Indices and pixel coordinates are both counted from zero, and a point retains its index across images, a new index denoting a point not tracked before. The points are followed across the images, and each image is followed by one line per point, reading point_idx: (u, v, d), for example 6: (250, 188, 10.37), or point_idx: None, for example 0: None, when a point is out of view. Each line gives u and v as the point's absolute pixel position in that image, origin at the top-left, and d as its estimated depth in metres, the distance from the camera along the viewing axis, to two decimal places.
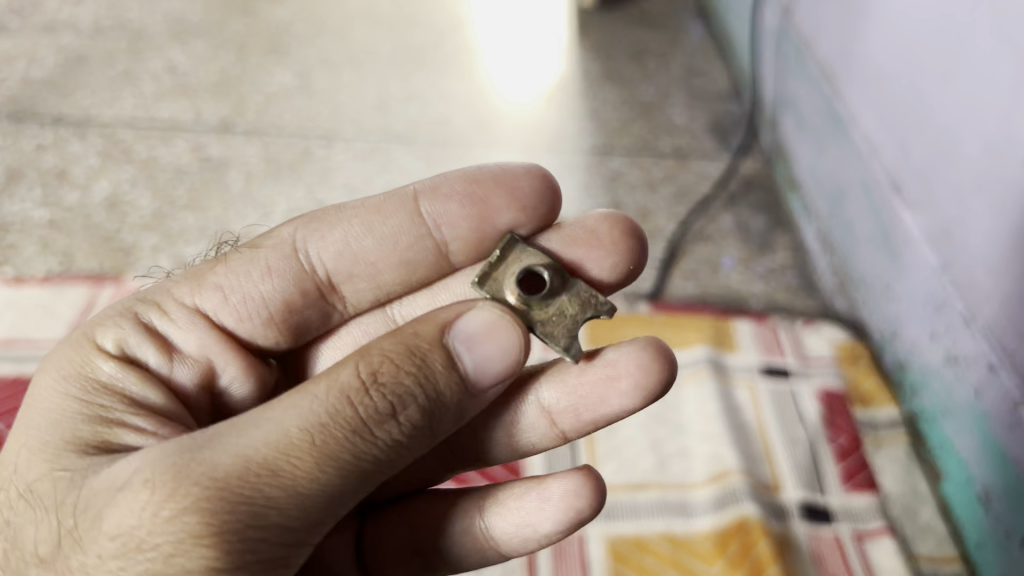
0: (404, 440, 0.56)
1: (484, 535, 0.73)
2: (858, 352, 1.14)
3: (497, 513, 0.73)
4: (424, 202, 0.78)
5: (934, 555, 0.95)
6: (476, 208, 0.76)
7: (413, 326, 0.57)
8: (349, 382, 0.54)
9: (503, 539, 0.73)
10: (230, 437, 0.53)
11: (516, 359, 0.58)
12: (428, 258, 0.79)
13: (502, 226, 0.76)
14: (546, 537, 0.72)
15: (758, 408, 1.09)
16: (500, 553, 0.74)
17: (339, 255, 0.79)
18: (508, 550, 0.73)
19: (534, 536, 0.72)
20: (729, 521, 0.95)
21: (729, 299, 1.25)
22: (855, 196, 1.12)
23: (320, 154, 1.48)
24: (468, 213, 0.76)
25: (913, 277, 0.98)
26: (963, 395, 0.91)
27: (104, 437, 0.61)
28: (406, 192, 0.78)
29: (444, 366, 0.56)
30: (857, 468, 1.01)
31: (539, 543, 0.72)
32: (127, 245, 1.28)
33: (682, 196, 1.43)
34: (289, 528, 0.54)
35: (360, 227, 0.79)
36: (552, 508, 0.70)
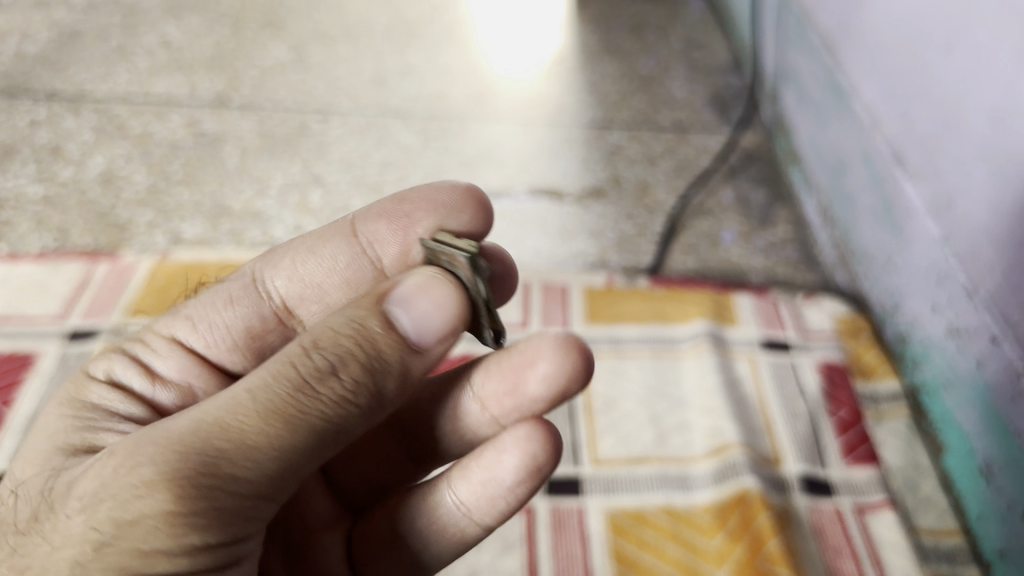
0: (353, 399, 0.57)
1: (453, 505, 0.72)
2: (858, 325, 1.14)
3: (461, 480, 0.71)
4: (359, 224, 0.79)
5: (935, 528, 0.94)
6: (401, 223, 0.76)
7: (357, 302, 0.60)
8: (292, 352, 0.56)
9: (471, 504, 0.71)
10: (191, 410, 0.56)
11: (455, 314, 0.58)
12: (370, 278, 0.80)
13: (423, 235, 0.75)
14: (511, 492, 0.70)
15: (758, 381, 1.09)
16: (477, 524, 0.72)
17: (288, 278, 0.81)
18: (479, 516, 0.72)
19: (499, 492, 0.70)
20: (729, 494, 0.96)
21: (728, 273, 1.25)
22: (856, 167, 1.11)
23: (315, 129, 1.48)
24: (393, 230, 0.77)
25: (915, 248, 0.97)
26: (965, 367, 0.90)
27: (90, 441, 0.64)
28: (342, 219, 0.81)
29: (382, 329, 0.57)
30: (857, 441, 1.01)
31: (508, 502, 0.71)
32: (122, 222, 1.28)
33: (682, 169, 1.42)
34: (244, 480, 0.54)
35: (306, 253, 0.81)
36: (502, 462, 0.69)
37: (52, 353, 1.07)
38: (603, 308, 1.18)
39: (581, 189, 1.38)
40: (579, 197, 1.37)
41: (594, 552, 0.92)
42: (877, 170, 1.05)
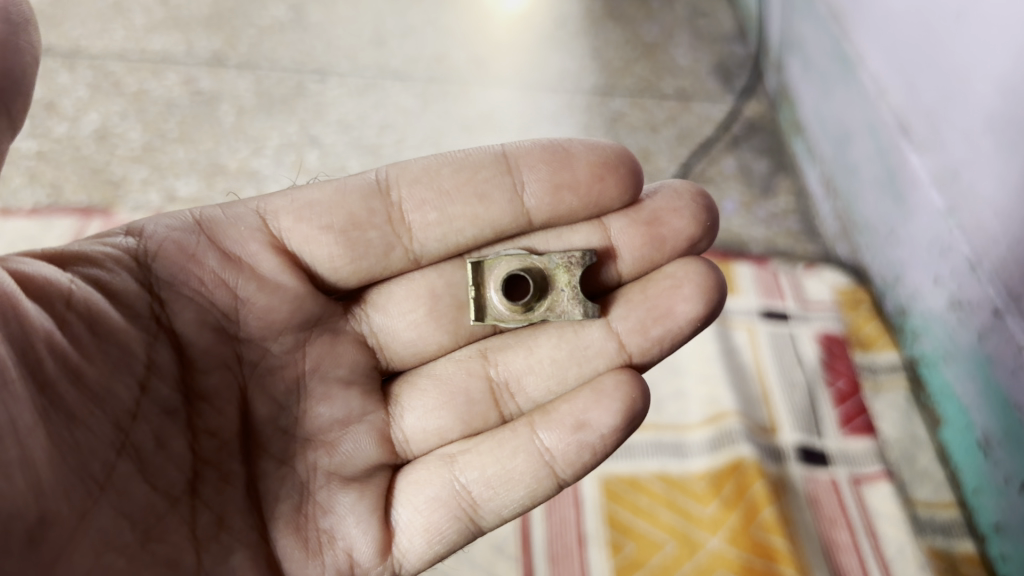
0: (15, 42, 0.60)
1: (535, 450, 0.71)
2: (858, 296, 1.15)
3: (548, 426, 0.71)
4: (513, 156, 0.78)
5: (931, 501, 0.99)
6: (557, 160, 0.77)
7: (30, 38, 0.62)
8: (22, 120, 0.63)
9: (556, 449, 0.71)
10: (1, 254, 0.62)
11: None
12: (504, 217, 0.78)
13: (582, 168, 0.77)
14: (604, 440, 0.71)
15: (757, 351, 1.10)
16: (553, 477, 0.71)
17: (415, 180, 0.78)
18: (563, 465, 0.71)
19: (591, 440, 0.71)
20: (725, 462, 0.99)
21: (728, 243, 1.26)
22: (861, 139, 1.11)
23: (313, 90, 1.46)
24: (546, 160, 0.77)
25: (919, 221, 0.98)
26: (966, 339, 0.93)
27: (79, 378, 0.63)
28: (487, 147, 0.79)
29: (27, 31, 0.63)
30: (854, 412, 1.05)
31: (595, 452, 0.71)
32: (116, 178, 1.30)
33: (685, 138, 1.41)
34: None
35: (443, 164, 0.78)
36: (604, 409, 0.71)
37: None
38: None
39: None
40: None
41: (588, 518, 0.96)
42: (881, 142, 1.05)
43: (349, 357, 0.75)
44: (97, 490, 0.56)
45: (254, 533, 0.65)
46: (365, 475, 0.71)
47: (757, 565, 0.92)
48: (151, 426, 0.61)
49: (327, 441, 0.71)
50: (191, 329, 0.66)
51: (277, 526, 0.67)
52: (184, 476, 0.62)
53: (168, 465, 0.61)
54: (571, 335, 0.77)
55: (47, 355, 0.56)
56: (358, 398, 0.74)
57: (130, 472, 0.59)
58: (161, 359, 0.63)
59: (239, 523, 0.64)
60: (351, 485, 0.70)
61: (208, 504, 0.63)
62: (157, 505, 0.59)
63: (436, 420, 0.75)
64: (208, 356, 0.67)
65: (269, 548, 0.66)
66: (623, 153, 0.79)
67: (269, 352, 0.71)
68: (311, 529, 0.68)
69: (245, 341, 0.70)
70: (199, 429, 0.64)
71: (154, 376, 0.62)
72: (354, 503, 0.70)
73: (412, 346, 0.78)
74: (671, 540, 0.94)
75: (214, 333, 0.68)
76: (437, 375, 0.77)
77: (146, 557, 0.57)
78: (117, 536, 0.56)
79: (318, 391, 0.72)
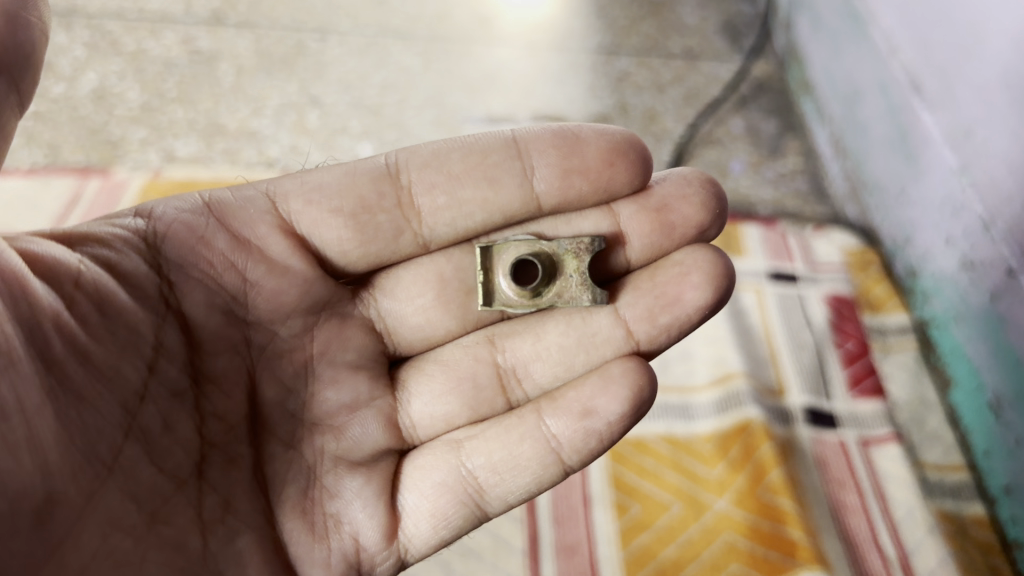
0: (22, 16, 0.59)
1: (541, 437, 0.69)
2: (868, 258, 1.17)
3: (554, 411, 0.69)
4: (523, 140, 0.75)
5: (941, 463, 1.01)
6: (568, 144, 0.75)
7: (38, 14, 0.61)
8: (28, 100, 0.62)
9: (562, 436, 0.69)
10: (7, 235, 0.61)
11: None
12: (514, 202, 0.76)
13: (592, 153, 0.74)
14: (611, 427, 0.69)
15: (764, 311, 1.11)
16: (560, 464, 0.69)
17: (425, 164, 0.75)
18: (570, 452, 0.69)
19: (597, 428, 0.68)
20: (732, 424, 0.99)
21: (736, 203, 1.26)
22: (871, 97, 1.13)
23: (313, 48, 1.44)
24: (556, 143, 0.75)
25: (929, 179, 1.01)
26: (977, 300, 0.95)
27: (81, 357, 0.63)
28: (497, 131, 0.77)
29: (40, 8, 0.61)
30: (863, 374, 1.06)
31: (602, 439, 0.69)
32: (114, 138, 1.30)
33: (692, 97, 1.40)
34: None
35: (452, 149, 0.76)
36: (611, 397, 0.68)
37: None
38: None
39: (587, 116, 1.37)
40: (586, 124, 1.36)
41: (593, 478, 0.96)
42: (893, 99, 1.07)
43: (356, 342, 0.73)
44: (105, 472, 0.55)
45: (260, 517, 0.64)
46: (371, 461, 0.70)
47: (764, 526, 0.92)
48: (160, 408, 0.60)
49: (334, 426, 0.70)
50: (199, 312, 0.65)
51: (283, 510, 0.66)
52: (190, 458, 0.61)
53: (175, 448, 0.60)
54: (578, 322, 0.74)
55: (55, 336, 0.55)
56: (365, 382, 0.72)
57: (138, 454, 0.58)
58: (170, 342, 0.62)
59: (246, 507, 0.63)
60: (357, 470, 0.69)
61: (214, 487, 0.61)
62: (164, 487, 0.58)
63: (443, 405, 0.73)
64: (216, 339, 0.66)
65: (276, 531, 0.65)
66: (632, 139, 0.76)
67: (278, 335, 0.70)
68: (318, 513, 0.67)
69: (254, 324, 0.69)
70: (206, 412, 0.63)
71: (161, 358, 0.61)
72: (361, 488, 0.68)
73: (420, 331, 0.76)
74: (676, 501, 0.95)
75: (223, 315, 0.67)
76: (444, 360, 0.75)
77: (152, 538, 0.56)
78: (123, 518, 0.55)
79: (326, 374, 0.71)
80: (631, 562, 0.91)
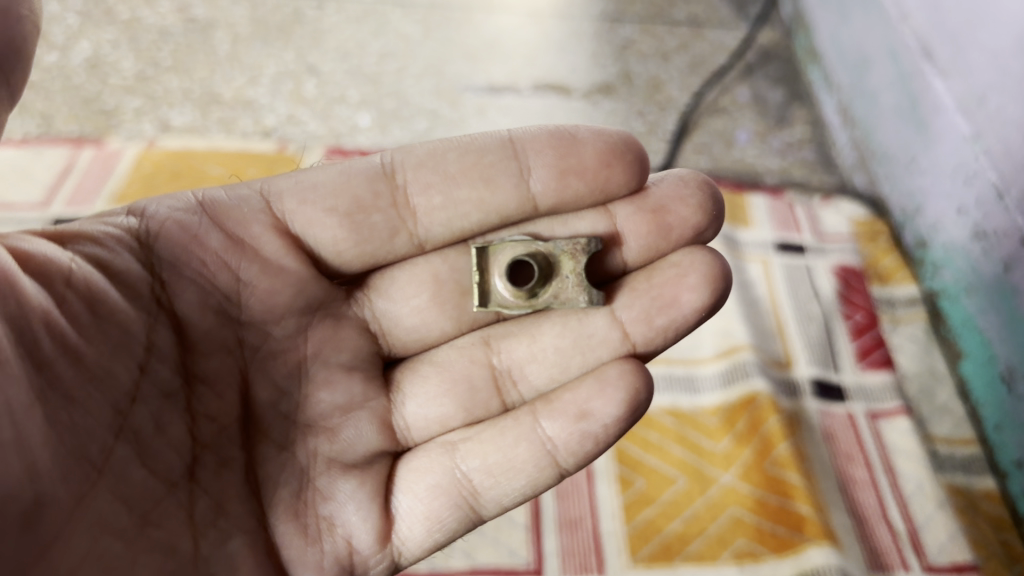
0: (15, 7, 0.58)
1: (537, 440, 0.68)
2: (877, 229, 1.17)
3: (550, 414, 0.68)
4: (519, 140, 0.74)
5: (951, 437, 1.00)
6: (565, 145, 0.73)
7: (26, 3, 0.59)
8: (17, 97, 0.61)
9: (558, 439, 0.67)
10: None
11: None
12: (510, 203, 0.74)
13: (590, 154, 0.73)
14: (607, 430, 0.67)
15: (771, 282, 1.11)
16: (556, 467, 0.68)
17: (420, 164, 0.74)
18: (566, 455, 0.68)
19: (594, 430, 0.67)
20: (739, 397, 0.98)
21: (742, 173, 1.26)
22: (880, 64, 1.14)
23: (311, 16, 1.42)
24: (553, 143, 0.73)
25: (941, 147, 1.03)
26: (989, 270, 0.97)
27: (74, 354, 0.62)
28: (493, 131, 0.76)
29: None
30: (871, 346, 1.06)
31: (598, 441, 0.67)
32: (108, 109, 1.29)
33: (698, 66, 1.38)
34: None
35: (448, 149, 0.75)
36: (608, 399, 0.67)
37: None
38: None
39: (590, 85, 1.36)
40: (589, 93, 1.35)
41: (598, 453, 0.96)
42: (903, 66, 1.08)
43: (350, 343, 0.72)
44: (95, 474, 0.55)
45: (253, 519, 0.63)
46: (365, 463, 0.68)
47: (771, 500, 0.92)
48: (151, 409, 0.59)
49: (327, 428, 0.68)
50: (192, 312, 0.64)
51: (276, 513, 0.65)
52: (182, 459, 0.60)
53: (166, 449, 0.59)
54: (574, 324, 0.73)
55: (44, 335, 0.54)
56: (359, 384, 0.71)
57: (128, 456, 0.57)
58: (162, 342, 0.61)
59: (238, 509, 0.62)
60: (351, 472, 0.68)
61: (206, 489, 0.61)
62: (155, 489, 0.58)
63: (438, 407, 0.72)
64: (209, 338, 0.65)
65: (268, 534, 0.64)
66: (629, 140, 0.75)
67: (272, 334, 0.69)
68: (311, 516, 0.66)
69: (247, 324, 0.68)
70: (198, 413, 0.62)
71: (153, 359, 0.60)
72: (355, 491, 0.67)
73: (416, 333, 0.75)
74: (682, 475, 0.94)
75: (216, 315, 0.66)
76: (439, 362, 0.74)
77: (142, 541, 0.56)
78: (114, 521, 0.55)
79: (319, 376, 0.70)
80: (636, 537, 0.90)
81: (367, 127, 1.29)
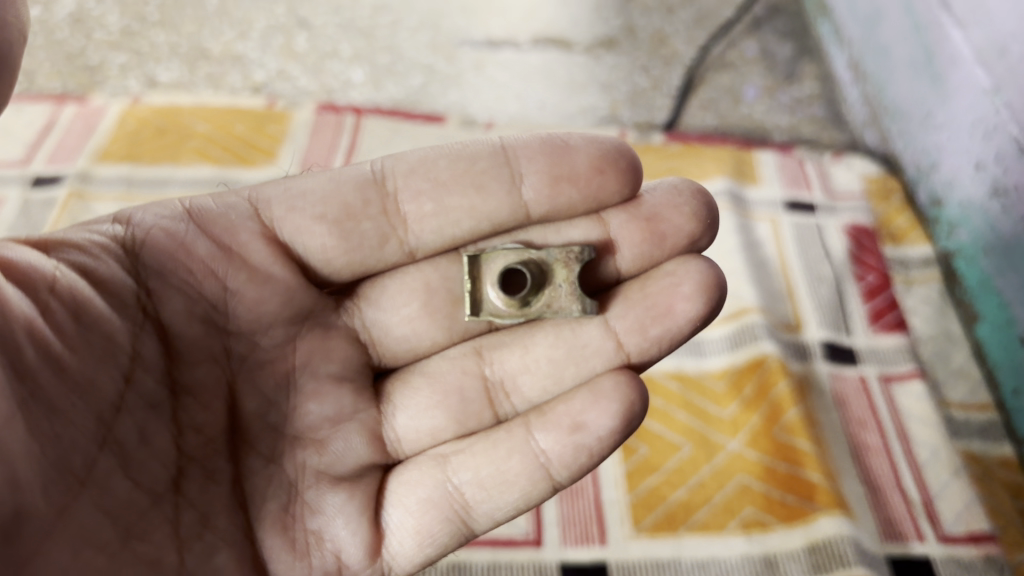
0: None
1: (530, 454, 0.65)
2: (889, 187, 1.16)
3: (543, 427, 0.65)
4: (511, 147, 0.73)
5: (967, 402, 0.99)
6: (558, 151, 0.72)
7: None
8: None
9: (551, 452, 0.65)
10: None
11: None
12: (502, 211, 0.72)
13: (582, 159, 0.72)
14: (602, 443, 0.65)
15: (780, 242, 1.10)
16: (549, 481, 0.66)
17: (411, 171, 0.73)
18: (559, 470, 0.65)
19: (588, 443, 0.65)
20: (747, 360, 0.97)
21: (750, 130, 1.25)
22: (894, 15, 1.12)
23: None
24: (546, 150, 0.72)
25: (959, 100, 1.01)
26: (1010, 226, 0.95)
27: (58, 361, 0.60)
28: (486, 139, 0.74)
29: None
30: (884, 309, 1.04)
31: (592, 455, 0.65)
32: (92, 64, 1.26)
33: (704, 18, 1.36)
34: None
35: (439, 156, 0.73)
36: (602, 411, 0.64)
37: (15, 200, 1.09)
38: None
39: (591, 39, 1.33)
40: (590, 47, 1.32)
41: None
42: (918, 18, 1.06)
43: (341, 353, 0.70)
44: (79, 487, 0.53)
45: (239, 532, 0.62)
46: (354, 476, 0.67)
47: (780, 468, 0.90)
48: (135, 420, 0.57)
49: (316, 440, 0.67)
50: (180, 320, 0.62)
51: (262, 526, 0.63)
52: (168, 471, 0.58)
53: (152, 461, 0.58)
54: (568, 334, 0.71)
55: (28, 345, 0.53)
56: (349, 395, 0.69)
57: (113, 468, 0.55)
58: (147, 352, 0.59)
59: (224, 522, 0.61)
60: (340, 485, 0.66)
61: (191, 502, 0.59)
62: (140, 503, 0.56)
63: (430, 419, 0.70)
64: (196, 347, 0.63)
65: (256, 549, 0.63)
66: (622, 147, 0.73)
67: (259, 343, 0.67)
68: (299, 530, 0.65)
69: (234, 334, 0.66)
70: (184, 424, 0.60)
71: (139, 368, 0.58)
72: (343, 504, 0.65)
73: (407, 343, 0.73)
74: (687, 442, 0.93)
75: (203, 324, 0.64)
76: (431, 372, 0.72)
77: (126, 555, 0.54)
78: (97, 534, 0.53)
79: (308, 387, 0.68)
80: (638, 505, 0.89)
81: (360, 82, 1.27)
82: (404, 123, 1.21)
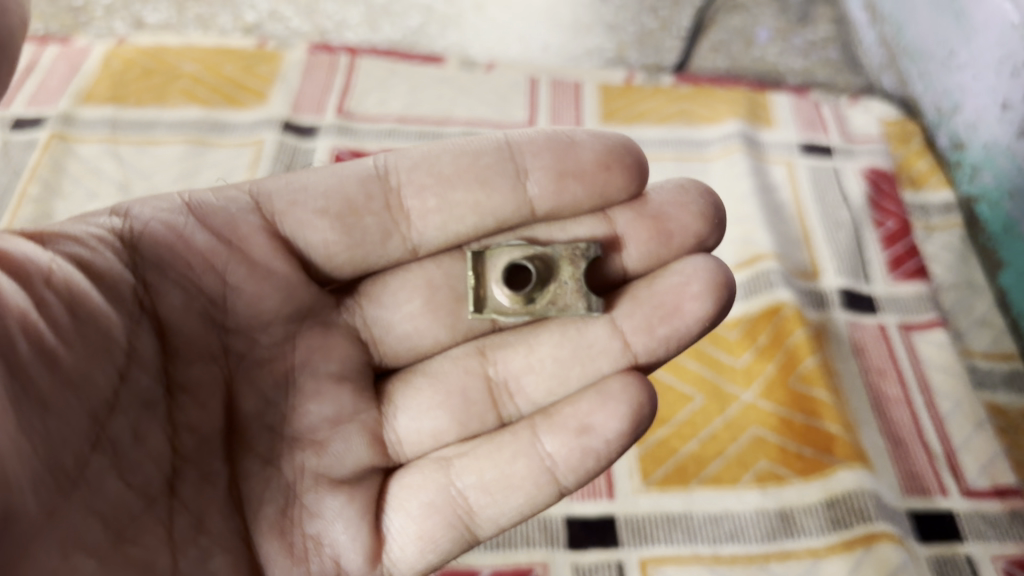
0: None
1: (536, 457, 0.63)
2: (909, 130, 1.15)
3: (549, 428, 0.63)
4: (516, 144, 0.71)
5: (990, 352, 0.97)
6: (564, 149, 0.71)
7: None
8: None
9: (559, 455, 0.63)
10: None
11: None
12: (506, 206, 0.71)
13: (588, 155, 0.70)
14: (610, 446, 0.63)
15: (796, 187, 1.09)
16: (555, 484, 0.63)
17: (414, 166, 0.71)
18: (566, 474, 0.63)
19: (596, 446, 0.63)
20: (763, 307, 0.96)
21: (762, 73, 1.22)
22: None
23: None
24: (552, 146, 0.71)
25: (987, 37, 1.00)
26: None
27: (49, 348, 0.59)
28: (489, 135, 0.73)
29: None
30: (904, 257, 1.03)
31: (600, 459, 0.63)
32: (77, 6, 1.24)
33: None
34: None
35: (443, 151, 0.72)
36: (610, 414, 0.63)
37: None
38: (620, 105, 1.16)
39: None
40: None
41: None
42: None
43: (340, 352, 0.68)
44: (70, 487, 0.51)
45: (235, 538, 0.59)
46: (354, 479, 0.64)
47: (797, 420, 0.89)
48: (129, 418, 0.55)
49: (315, 441, 0.64)
50: (177, 316, 0.61)
51: (259, 531, 0.61)
52: (162, 473, 0.56)
53: (146, 461, 0.55)
54: (573, 333, 0.68)
55: (22, 341, 0.50)
56: (350, 394, 0.67)
57: (106, 468, 0.53)
58: (143, 348, 0.58)
59: (220, 524, 0.58)
60: (340, 487, 0.63)
61: (186, 505, 0.57)
62: (133, 504, 0.53)
63: (432, 420, 0.67)
64: (194, 344, 0.61)
65: (253, 554, 0.60)
66: (629, 145, 0.72)
67: (259, 341, 0.65)
68: (296, 534, 0.62)
69: (234, 331, 0.64)
70: (179, 424, 0.58)
71: (134, 365, 0.56)
72: (343, 507, 0.63)
73: (408, 341, 0.71)
74: (699, 394, 0.92)
75: (201, 319, 0.62)
76: (432, 372, 0.69)
77: (117, 558, 0.52)
78: (87, 537, 0.51)
79: (308, 387, 0.66)
80: (648, 459, 0.88)
81: (355, 23, 1.25)
82: (401, 65, 1.18)
